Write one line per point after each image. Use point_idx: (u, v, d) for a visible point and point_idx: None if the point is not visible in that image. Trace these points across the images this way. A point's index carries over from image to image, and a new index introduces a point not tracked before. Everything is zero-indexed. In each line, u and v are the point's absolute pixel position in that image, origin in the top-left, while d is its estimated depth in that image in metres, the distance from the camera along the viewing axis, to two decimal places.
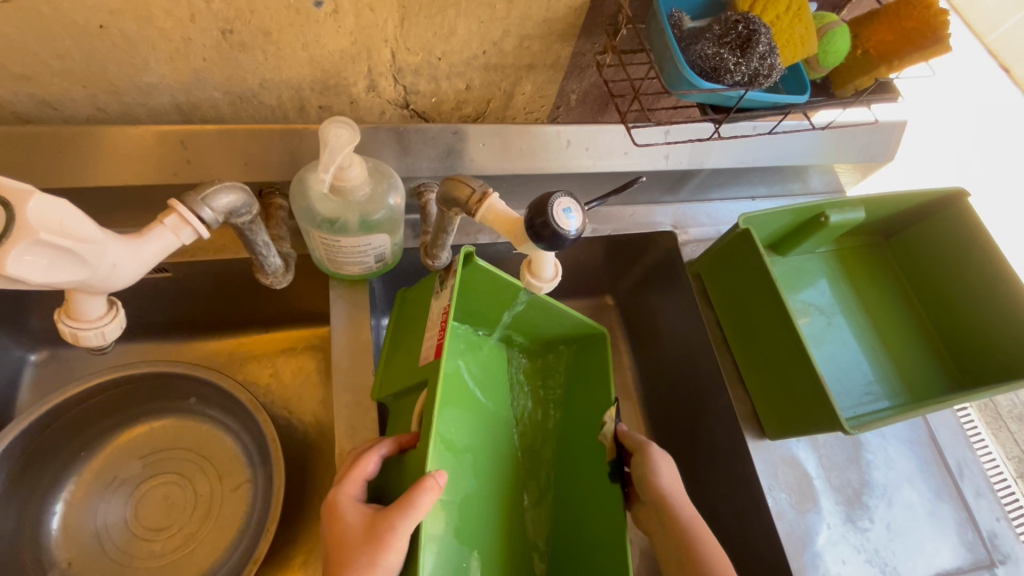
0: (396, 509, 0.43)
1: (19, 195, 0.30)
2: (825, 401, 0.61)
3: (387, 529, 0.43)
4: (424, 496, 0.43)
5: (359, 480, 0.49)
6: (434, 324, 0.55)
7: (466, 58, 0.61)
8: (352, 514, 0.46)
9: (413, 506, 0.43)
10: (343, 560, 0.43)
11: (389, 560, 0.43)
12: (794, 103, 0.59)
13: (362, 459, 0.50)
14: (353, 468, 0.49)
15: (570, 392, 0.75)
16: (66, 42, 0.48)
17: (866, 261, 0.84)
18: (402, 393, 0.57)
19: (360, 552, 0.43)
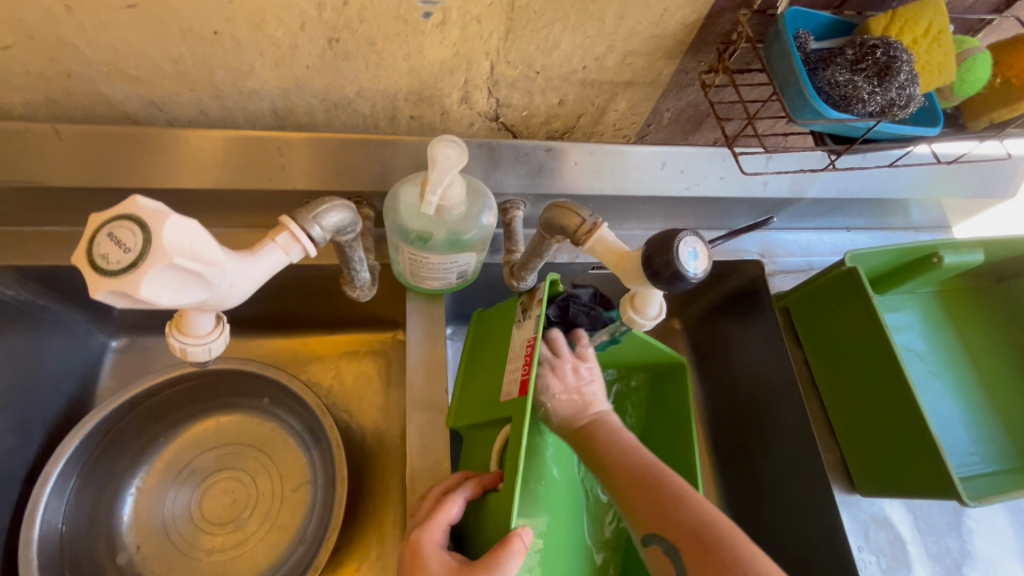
0: (482, 569, 0.43)
1: (155, 218, 0.30)
2: (936, 463, 0.55)
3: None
4: (511, 560, 0.43)
5: (443, 523, 0.49)
6: (517, 356, 0.53)
7: (564, 73, 0.58)
8: (435, 563, 0.47)
9: (500, 570, 0.43)
10: None
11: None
12: (924, 136, 0.54)
13: (444, 504, 0.49)
14: (438, 510, 0.49)
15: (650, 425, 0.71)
16: (180, 46, 0.48)
17: (972, 304, 0.77)
18: (481, 424, 0.56)
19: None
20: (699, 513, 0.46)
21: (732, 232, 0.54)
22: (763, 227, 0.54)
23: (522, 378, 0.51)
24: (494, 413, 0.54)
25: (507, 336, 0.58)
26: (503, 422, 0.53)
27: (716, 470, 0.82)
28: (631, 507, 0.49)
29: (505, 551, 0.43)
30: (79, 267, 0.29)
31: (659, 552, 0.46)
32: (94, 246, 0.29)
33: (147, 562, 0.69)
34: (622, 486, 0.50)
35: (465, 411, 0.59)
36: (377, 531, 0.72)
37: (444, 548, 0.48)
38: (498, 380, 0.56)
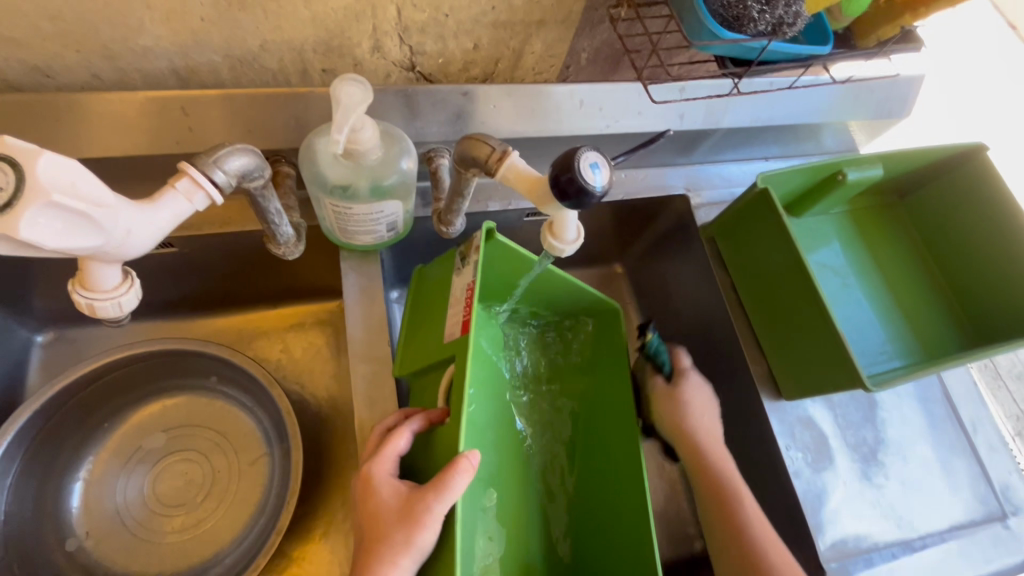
0: (431, 491, 0.46)
1: (27, 157, 0.30)
2: (843, 360, 0.61)
3: (422, 513, 0.46)
4: (459, 479, 0.45)
5: (392, 455, 0.50)
6: (458, 300, 0.55)
7: (474, 15, 0.58)
8: (386, 491, 0.48)
9: (449, 489, 0.45)
10: (378, 533, 0.46)
11: (424, 537, 0.46)
12: (817, 54, 0.57)
13: (392, 437, 0.51)
14: (386, 444, 0.50)
15: (593, 370, 0.73)
16: (56, 1, 0.45)
17: (880, 221, 0.83)
18: (424, 369, 0.58)
19: (398, 530, 0.46)
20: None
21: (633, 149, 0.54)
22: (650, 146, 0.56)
23: (463, 320, 0.53)
24: (439, 354, 0.55)
25: (446, 284, 0.59)
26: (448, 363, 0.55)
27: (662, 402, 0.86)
28: (741, 557, 0.60)
29: (453, 474, 0.45)
30: None
31: None
32: None
33: (102, 551, 0.68)
34: (739, 537, 0.61)
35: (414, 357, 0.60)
36: (339, 494, 0.73)
37: (397, 477, 0.50)
38: (441, 325, 0.57)
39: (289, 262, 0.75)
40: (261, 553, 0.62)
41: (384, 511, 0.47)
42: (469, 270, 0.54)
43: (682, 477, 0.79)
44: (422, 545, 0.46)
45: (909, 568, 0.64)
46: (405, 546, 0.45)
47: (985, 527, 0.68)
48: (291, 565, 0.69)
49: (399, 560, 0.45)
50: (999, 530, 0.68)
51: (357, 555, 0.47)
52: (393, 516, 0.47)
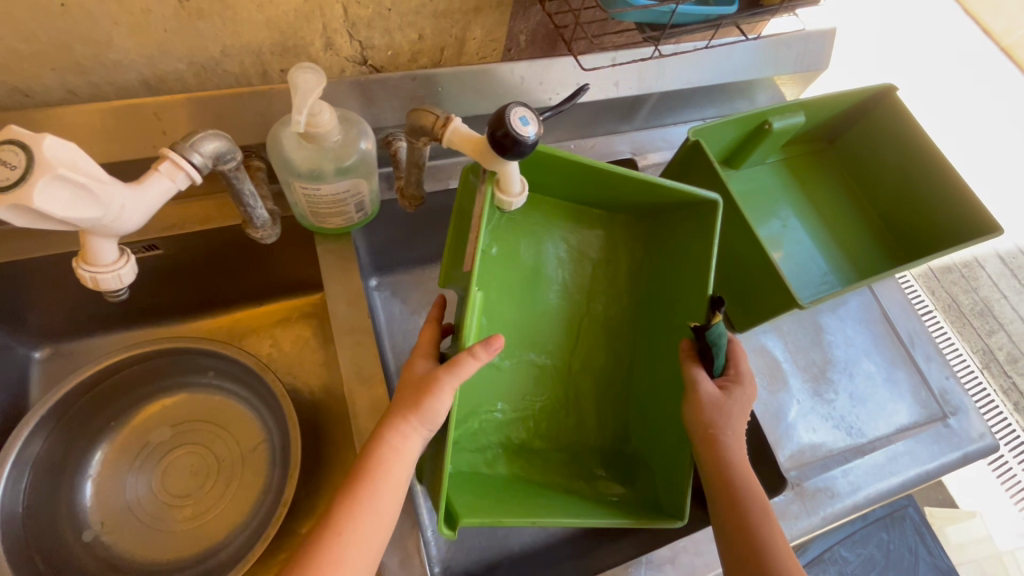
0: (446, 364, 0.53)
1: (33, 139, 0.36)
2: (778, 287, 0.67)
3: (434, 381, 0.52)
4: (470, 358, 0.52)
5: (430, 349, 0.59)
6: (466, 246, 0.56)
7: (415, 7, 0.63)
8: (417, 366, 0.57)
9: (460, 362, 0.52)
10: (402, 392, 0.55)
11: (433, 404, 0.52)
12: (723, 14, 0.64)
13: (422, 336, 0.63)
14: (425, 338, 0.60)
15: (672, 260, 0.70)
16: (31, 23, 0.50)
17: (811, 166, 0.90)
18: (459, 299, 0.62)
19: (415, 392, 0.53)
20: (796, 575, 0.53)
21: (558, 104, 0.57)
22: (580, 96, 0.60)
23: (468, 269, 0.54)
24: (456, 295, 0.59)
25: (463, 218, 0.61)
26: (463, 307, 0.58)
27: None
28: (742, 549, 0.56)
29: (468, 353, 0.52)
30: None
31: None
32: None
33: (117, 542, 0.72)
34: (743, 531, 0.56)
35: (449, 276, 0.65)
36: (341, 471, 0.76)
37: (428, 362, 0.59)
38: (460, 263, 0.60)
39: (269, 258, 0.80)
40: (269, 525, 0.64)
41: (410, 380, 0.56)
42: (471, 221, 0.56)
43: None
44: (432, 409, 0.52)
45: (862, 469, 0.71)
46: (417, 408, 0.53)
47: (927, 427, 0.75)
48: (301, 543, 0.71)
49: (411, 415, 0.53)
50: (941, 428, 0.75)
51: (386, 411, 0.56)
52: (416, 382, 0.55)
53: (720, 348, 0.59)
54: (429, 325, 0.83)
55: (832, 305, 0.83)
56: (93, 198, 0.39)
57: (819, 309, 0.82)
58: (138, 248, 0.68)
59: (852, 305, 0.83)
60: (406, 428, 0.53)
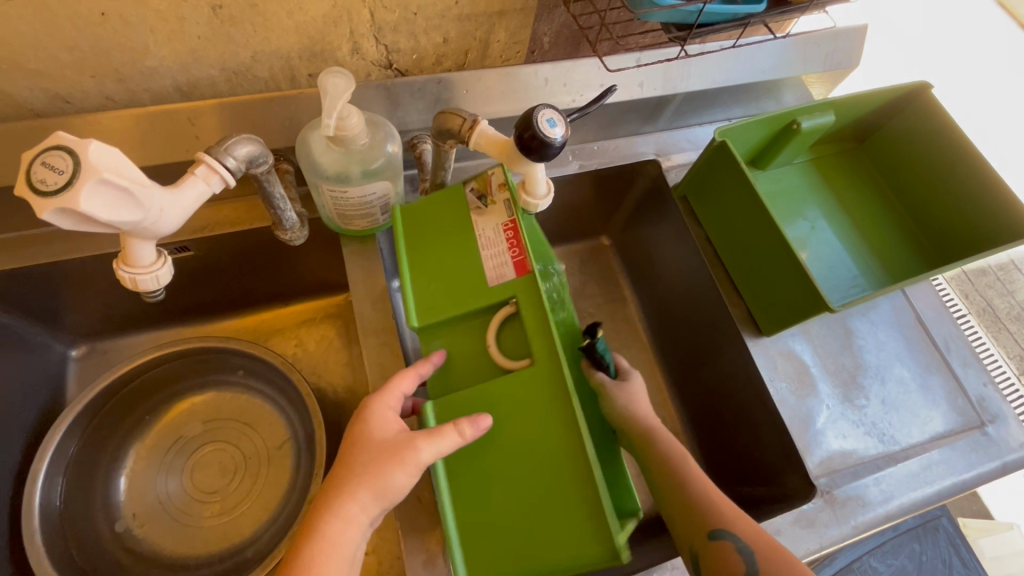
0: (424, 435, 0.50)
1: (79, 144, 0.37)
2: (808, 290, 0.66)
3: (406, 454, 0.50)
4: (451, 437, 0.50)
5: (397, 396, 0.56)
6: (497, 243, 0.59)
7: (440, 11, 0.63)
8: (383, 424, 0.53)
9: (440, 439, 0.50)
10: (356, 457, 0.51)
11: (397, 479, 0.50)
12: (752, 12, 0.62)
13: (400, 375, 0.56)
14: (391, 384, 0.56)
15: None
16: (73, 33, 0.52)
17: (841, 166, 0.88)
18: (459, 316, 0.59)
19: (378, 463, 0.50)
20: (753, 525, 0.54)
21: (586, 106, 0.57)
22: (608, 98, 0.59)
23: (515, 261, 0.57)
24: (490, 304, 0.57)
25: (465, 227, 0.61)
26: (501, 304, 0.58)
27: (659, 351, 0.91)
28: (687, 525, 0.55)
29: (454, 429, 0.50)
30: (21, 192, 0.36)
31: (727, 548, 0.52)
32: (31, 173, 0.36)
33: (147, 534, 0.73)
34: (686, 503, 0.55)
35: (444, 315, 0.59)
36: None
37: (394, 417, 0.54)
38: (475, 271, 0.59)
39: (296, 259, 0.81)
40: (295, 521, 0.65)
41: (369, 441, 0.52)
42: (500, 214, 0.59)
43: (683, 428, 0.86)
44: (389, 483, 0.50)
45: (894, 477, 0.69)
46: (376, 480, 0.49)
47: (964, 436, 0.73)
48: None
49: (363, 490, 0.49)
50: (978, 437, 0.73)
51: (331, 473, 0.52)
52: (379, 447, 0.51)
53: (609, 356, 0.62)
54: None
55: (863, 308, 0.81)
56: (134, 202, 0.41)
57: (850, 313, 0.80)
58: (171, 249, 0.70)
59: (885, 309, 0.81)
60: (357, 505, 0.49)
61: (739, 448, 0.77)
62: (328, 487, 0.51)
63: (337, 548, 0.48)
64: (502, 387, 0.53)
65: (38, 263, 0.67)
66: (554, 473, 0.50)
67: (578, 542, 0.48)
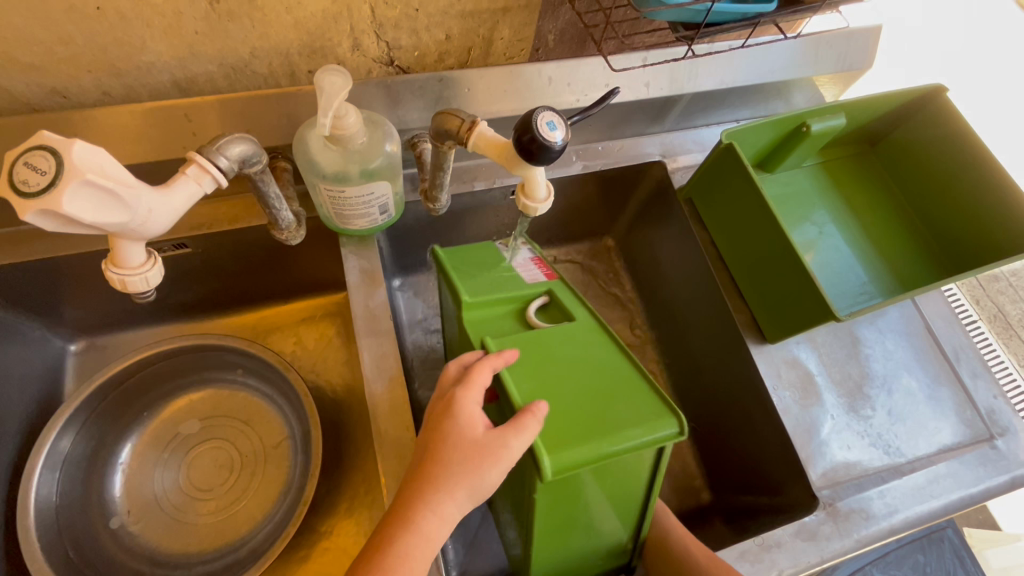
0: (511, 429, 0.46)
1: (63, 144, 0.36)
2: (814, 297, 0.64)
3: (497, 452, 0.46)
4: (532, 426, 0.46)
5: (480, 386, 0.50)
6: (527, 266, 0.67)
7: (442, 7, 0.62)
8: (468, 420, 0.49)
9: (527, 432, 0.46)
10: (445, 456, 0.48)
11: (491, 474, 0.47)
12: (763, 12, 0.60)
13: (479, 368, 0.50)
14: (472, 374, 0.50)
15: None
16: (69, 27, 0.51)
17: (851, 170, 0.86)
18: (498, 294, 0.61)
19: (469, 460, 0.47)
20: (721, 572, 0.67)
21: (589, 108, 0.56)
22: (612, 99, 0.58)
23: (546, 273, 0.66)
24: (527, 291, 0.62)
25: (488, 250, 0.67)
26: (535, 296, 0.63)
27: (661, 355, 0.89)
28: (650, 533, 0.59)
29: (534, 418, 0.46)
30: (4, 191, 0.36)
31: None
32: (14, 173, 0.36)
33: (142, 531, 0.73)
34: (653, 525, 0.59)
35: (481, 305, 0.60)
36: (360, 471, 0.76)
37: (478, 411, 0.50)
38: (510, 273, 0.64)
39: (295, 257, 0.80)
40: (290, 522, 0.65)
41: (458, 437, 0.48)
42: (524, 253, 0.69)
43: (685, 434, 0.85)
44: (485, 479, 0.47)
45: (900, 490, 0.67)
46: (470, 478, 0.47)
47: (972, 449, 0.71)
48: (322, 539, 0.72)
49: (457, 489, 0.47)
50: (987, 450, 0.71)
51: (417, 466, 0.49)
52: (469, 443, 0.48)
53: None
54: None
55: (871, 317, 0.79)
56: (121, 202, 0.40)
57: (857, 320, 0.78)
58: (168, 246, 0.69)
59: (893, 317, 0.79)
60: (450, 503, 0.47)
61: (741, 456, 0.76)
62: (415, 484, 0.48)
63: (429, 541, 0.47)
64: (546, 336, 0.57)
65: (35, 258, 0.66)
66: (605, 378, 0.54)
67: (648, 414, 0.51)
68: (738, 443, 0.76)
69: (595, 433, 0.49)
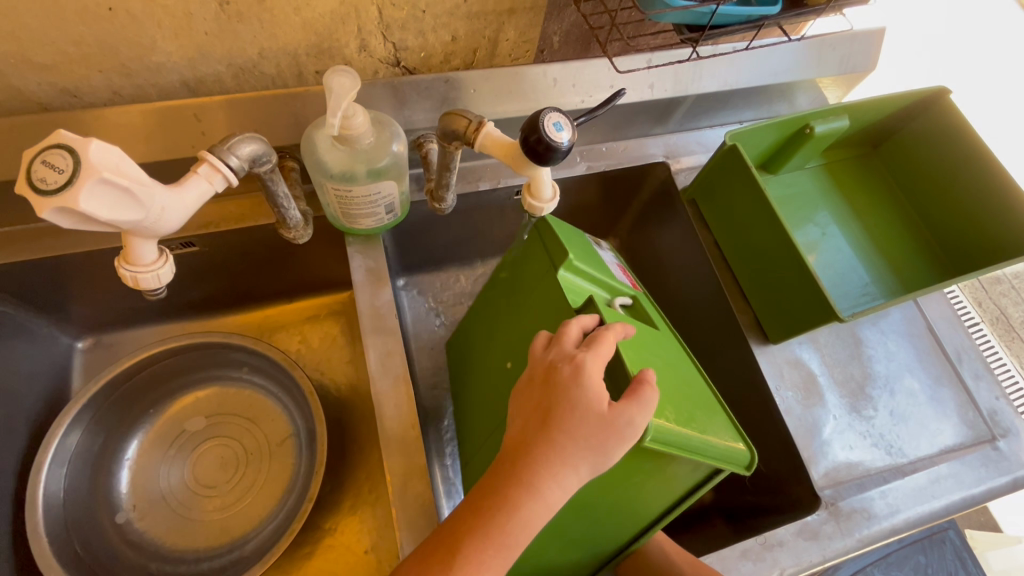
0: (636, 404, 0.42)
1: (79, 143, 0.37)
2: (817, 298, 0.65)
3: (625, 426, 0.42)
4: (652, 401, 0.43)
5: (605, 355, 0.45)
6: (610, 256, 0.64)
7: (448, 8, 0.63)
8: (594, 390, 0.43)
9: (649, 407, 0.43)
10: (571, 427, 0.43)
11: (615, 450, 0.43)
12: (767, 14, 0.61)
13: (605, 337, 0.45)
14: (596, 341, 0.45)
15: None
16: (80, 27, 0.52)
17: (854, 172, 0.87)
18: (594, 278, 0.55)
19: (596, 435, 0.42)
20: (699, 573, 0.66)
21: (593, 109, 0.56)
22: (616, 100, 0.58)
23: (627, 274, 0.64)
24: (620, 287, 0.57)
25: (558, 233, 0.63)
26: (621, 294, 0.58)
27: None
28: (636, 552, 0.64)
29: (646, 390, 0.43)
30: (21, 189, 0.37)
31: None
32: (31, 171, 0.37)
33: (148, 527, 0.74)
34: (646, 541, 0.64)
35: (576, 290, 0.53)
36: (365, 468, 0.76)
37: (602, 382, 0.45)
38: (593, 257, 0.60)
39: (300, 256, 0.81)
40: (295, 518, 0.65)
41: (587, 408, 0.43)
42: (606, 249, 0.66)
43: None
44: (610, 457, 0.43)
45: (902, 490, 0.68)
46: (596, 455, 0.42)
47: (974, 450, 0.72)
48: (325, 536, 0.72)
49: (581, 462, 0.42)
50: (989, 451, 0.72)
51: (539, 436, 0.43)
52: (595, 415, 0.43)
53: None
54: (449, 325, 0.84)
55: (874, 318, 0.79)
56: (135, 201, 0.41)
57: (859, 321, 0.79)
58: (175, 244, 0.70)
59: (896, 318, 0.79)
60: (573, 477, 0.43)
61: None
62: (536, 453, 0.43)
63: (549, 512, 0.43)
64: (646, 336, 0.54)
65: (43, 256, 0.67)
66: (691, 393, 0.54)
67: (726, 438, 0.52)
68: None
69: (690, 437, 0.48)
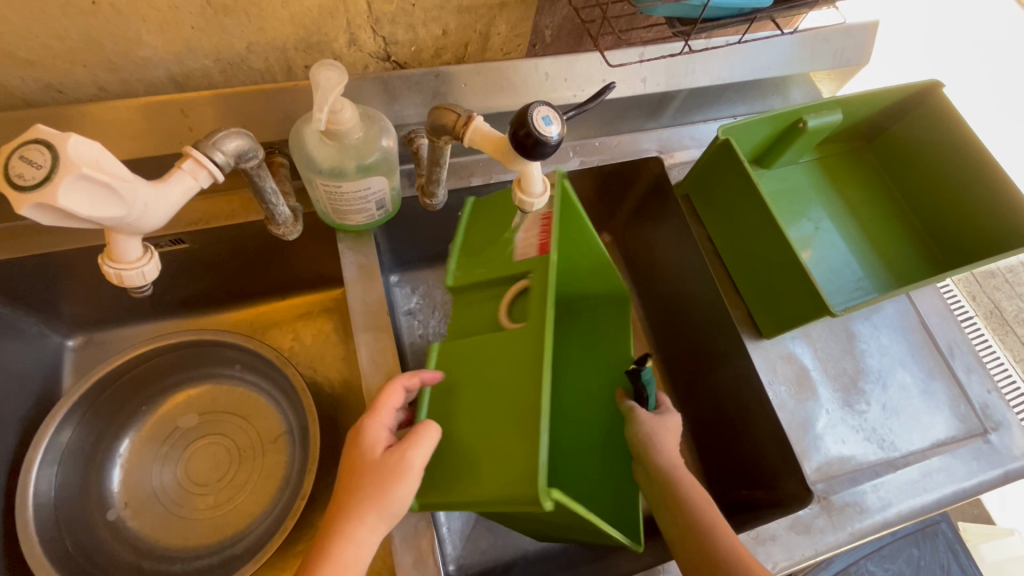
0: (403, 446, 0.50)
1: (58, 138, 0.36)
2: (809, 293, 0.64)
3: (396, 468, 0.49)
4: (422, 444, 0.50)
5: (387, 413, 0.54)
6: (534, 223, 0.59)
7: (439, 3, 0.62)
8: (372, 444, 0.52)
9: (416, 448, 0.50)
10: (356, 482, 0.50)
11: (401, 491, 0.49)
12: (760, 7, 0.60)
13: (389, 391, 0.55)
14: (379, 402, 0.54)
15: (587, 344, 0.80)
16: (64, 21, 0.51)
17: (848, 167, 0.86)
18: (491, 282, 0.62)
19: (369, 483, 0.49)
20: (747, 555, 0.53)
21: (584, 102, 0.55)
22: (607, 94, 0.58)
23: (541, 242, 0.57)
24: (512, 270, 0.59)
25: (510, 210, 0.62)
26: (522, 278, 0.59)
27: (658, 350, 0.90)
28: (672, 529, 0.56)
29: (426, 433, 0.50)
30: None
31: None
32: (10, 167, 0.36)
33: (140, 525, 0.73)
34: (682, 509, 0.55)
35: (475, 286, 0.63)
36: None
37: (385, 438, 0.53)
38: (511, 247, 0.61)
39: (292, 253, 0.80)
40: (288, 516, 0.65)
41: (366, 461, 0.51)
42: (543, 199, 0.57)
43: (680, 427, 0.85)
44: (393, 498, 0.49)
45: (895, 484, 0.68)
46: (377, 502, 0.48)
47: (965, 443, 0.72)
48: (319, 533, 0.72)
49: (367, 512, 0.48)
50: (981, 444, 0.72)
51: (341, 489, 0.50)
52: (369, 466, 0.50)
53: (651, 388, 0.65)
54: (444, 320, 0.83)
55: (866, 312, 0.79)
56: (117, 197, 0.40)
57: (852, 316, 0.79)
58: (165, 241, 0.69)
59: (889, 312, 0.79)
60: (364, 527, 0.48)
61: (737, 451, 0.76)
62: (340, 509, 0.49)
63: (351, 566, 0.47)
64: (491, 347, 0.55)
65: (30, 254, 0.66)
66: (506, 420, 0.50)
67: (509, 486, 0.47)
68: (734, 438, 0.77)
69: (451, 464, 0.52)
